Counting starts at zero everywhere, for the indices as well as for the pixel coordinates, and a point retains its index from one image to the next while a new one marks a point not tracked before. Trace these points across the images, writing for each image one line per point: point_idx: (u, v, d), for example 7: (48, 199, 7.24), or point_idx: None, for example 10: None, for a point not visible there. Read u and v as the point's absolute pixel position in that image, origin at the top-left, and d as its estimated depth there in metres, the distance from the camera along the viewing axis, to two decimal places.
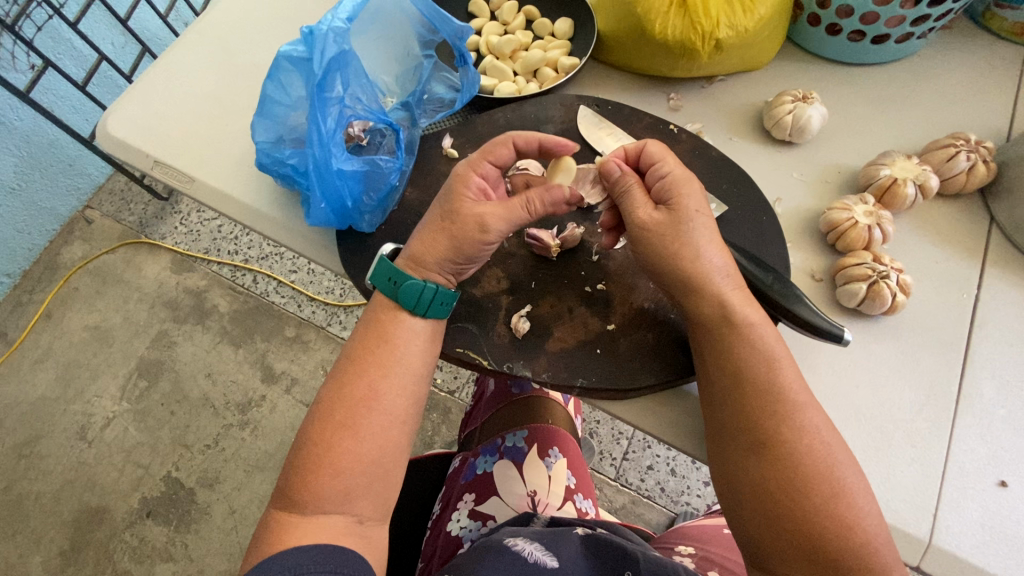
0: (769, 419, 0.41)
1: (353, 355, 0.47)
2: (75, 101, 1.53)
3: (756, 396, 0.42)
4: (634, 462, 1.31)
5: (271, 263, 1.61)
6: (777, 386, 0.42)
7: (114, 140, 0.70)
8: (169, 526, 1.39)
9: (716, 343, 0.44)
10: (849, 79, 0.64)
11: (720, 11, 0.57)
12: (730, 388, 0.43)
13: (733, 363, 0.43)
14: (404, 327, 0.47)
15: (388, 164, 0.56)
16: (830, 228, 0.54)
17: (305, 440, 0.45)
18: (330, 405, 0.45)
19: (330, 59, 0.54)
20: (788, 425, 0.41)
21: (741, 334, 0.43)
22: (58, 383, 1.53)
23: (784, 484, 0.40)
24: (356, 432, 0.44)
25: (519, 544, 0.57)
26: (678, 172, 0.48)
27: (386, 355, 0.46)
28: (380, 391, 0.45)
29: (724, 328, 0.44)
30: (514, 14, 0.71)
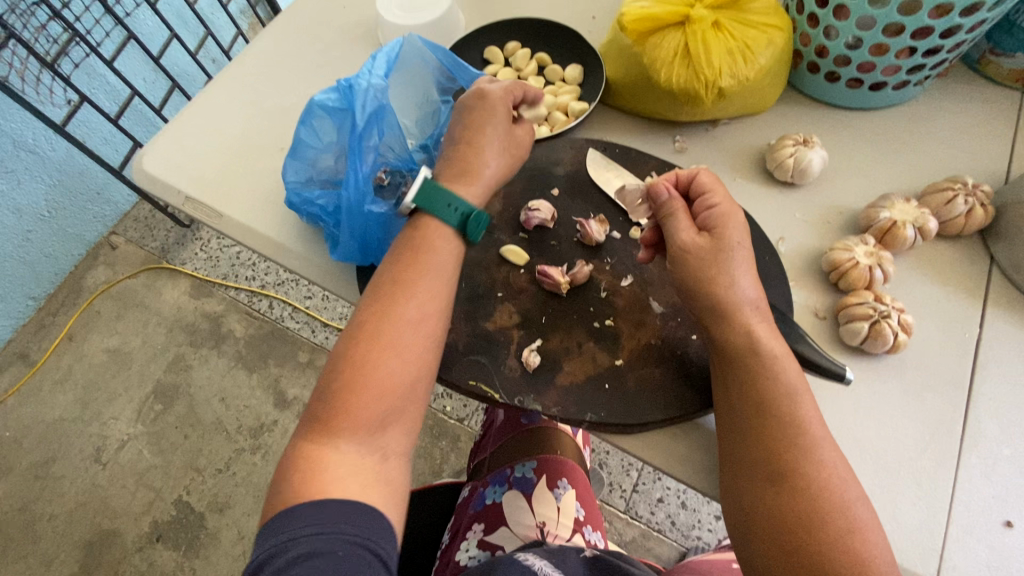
0: (788, 451, 0.43)
1: (392, 279, 0.50)
2: (107, 133, 1.60)
3: (776, 428, 0.43)
4: (644, 495, 1.30)
5: (287, 289, 1.65)
6: (797, 421, 0.43)
7: (148, 177, 0.74)
8: (178, 551, 1.39)
9: (739, 375, 0.46)
10: (849, 124, 0.67)
11: (722, 62, 0.60)
12: (750, 420, 0.44)
13: (754, 396, 0.45)
14: (436, 253, 0.51)
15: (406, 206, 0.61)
16: (832, 267, 0.56)
17: (343, 366, 0.47)
18: (369, 327, 0.47)
19: (369, 113, 0.60)
20: (806, 458, 0.42)
21: (764, 369, 0.45)
22: (76, 405, 1.56)
23: (800, 516, 0.41)
24: (393, 351, 0.47)
25: (530, 559, 0.61)
26: (726, 203, 0.50)
27: (421, 281, 0.49)
28: (417, 316, 0.48)
29: (747, 362, 0.46)
30: (526, 61, 0.75)
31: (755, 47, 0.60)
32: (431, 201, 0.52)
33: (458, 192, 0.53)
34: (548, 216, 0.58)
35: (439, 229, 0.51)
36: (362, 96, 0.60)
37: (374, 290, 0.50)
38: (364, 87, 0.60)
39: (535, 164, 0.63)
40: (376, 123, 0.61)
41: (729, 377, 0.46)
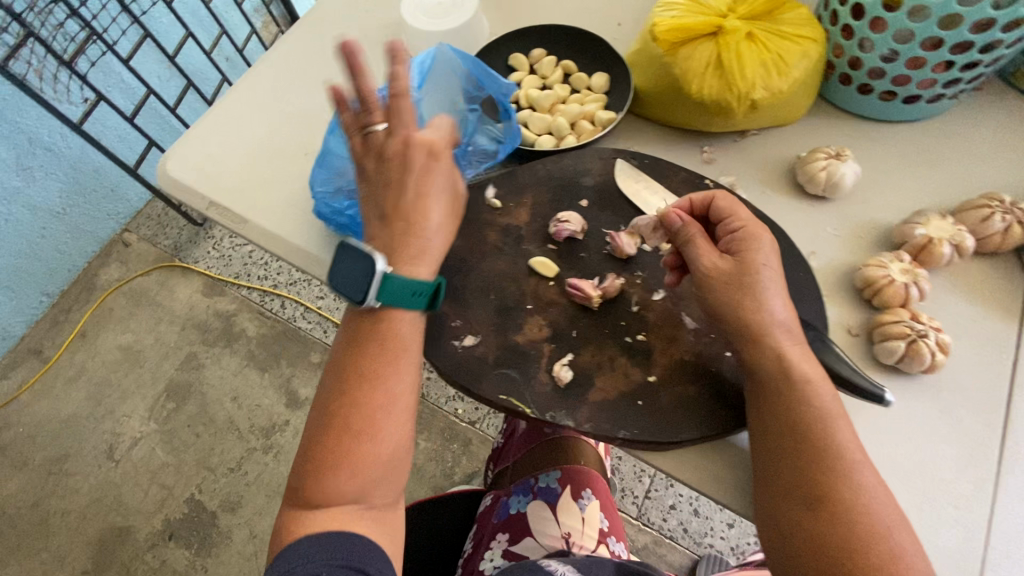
0: (828, 477, 0.42)
1: (362, 367, 0.48)
2: (121, 131, 1.60)
3: (816, 453, 0.43)
4: (656, 501, 1.30)
5: (299, 289, 1.65)
6: (835, 444, 0.43)
7: (172, 181, 0.74)
8: (191, 549, 1.40)
9: (776, 400, 0.45)
10: (881, 136, 0.66)
11: (755, 74, 0.59)
12: (787, 445, 0.44)
13: (790, 421, 0.44)
14: (407, 329, 0.50)
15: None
16: (866, 284, 0.55)
17: (323, 446, 0.47)
18: (346, 412, 0.47)
19: None
20: (846, 483, 0.42)
21: (801, 393, 0.44)
22: (89, 402, 1.57)
23: (841, 543, 0.40)
24: (375, 435, 0.47)
25: (554, 565, 0.63)
26: (750, 224, 0.50)
27: (402, 362, 0.49)
28: (395, 396, 0.48)
29: (784, 386, 0.45)
30: (552, 68, 0.74)
31: (790, 58, 0.59)
32: (402, 297, 0.49)
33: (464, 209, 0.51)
34: (578, 228, 0.58)
35: (405, 317, 0.50)
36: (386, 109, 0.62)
37: (347, 367, 0.49)
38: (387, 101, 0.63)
39: (562, 174, 0.63)
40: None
41: (766, 401, 0.45)
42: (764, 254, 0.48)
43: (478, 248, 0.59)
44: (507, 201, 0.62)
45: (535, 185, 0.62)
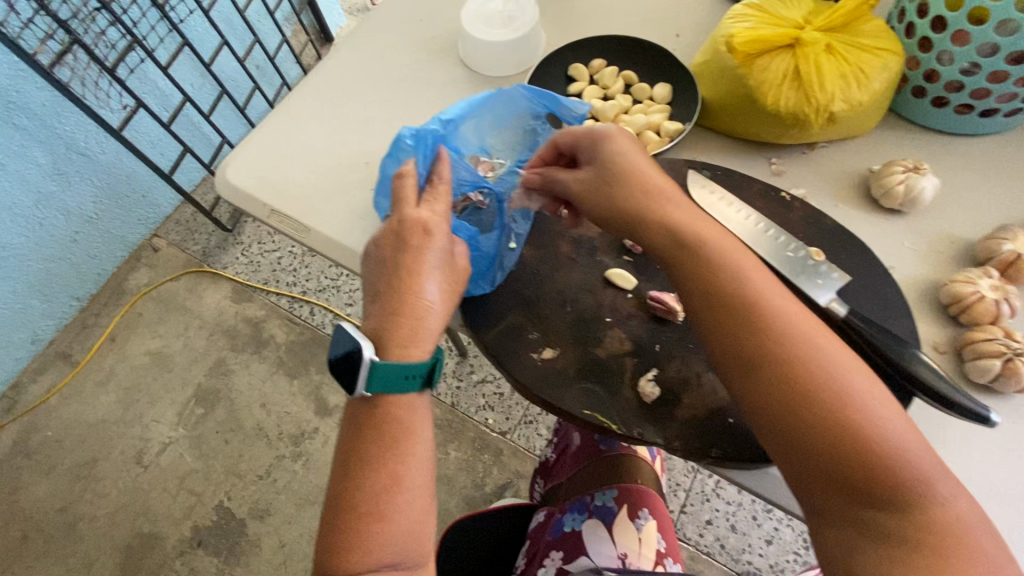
0: (837, 426, 0.39)
1: (366, 452, 0.48)
2: (154, 137, 1.61)
3: (808, 406, 0.39)
4: (692, 516, 1.27)
5: (328, 296, 1.64)
6: (830, 387, 0.40)
7: (233, 188, 0.74)
8: (219, 557, 1.39)
9: (754, 358, 0.42)
10: (955, 150, 0.65)
11: (835, 86, 0.58)
12: (780, 404, 0.40)
13: (780, 376, 0.41)
14: (416, 413, 0.51)
15: (490, 243, 0.59)
16: (953, 300, 0.54)
17: (335, 531, 0.47)
18: (352, 497, 0.47)
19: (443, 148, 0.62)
20: (856, 426, 0.38)
21: (774, 340, 0.41)
22: (118, 406, 1.57)
23: (879, 491, 0.37)
24: (384, 520, 0.47)
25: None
26: (634, 154, 0.51)
27: (410, 448, 0.49)
28: (402, 478, 0.48)
29: (759, 338, 0.42)
30: (613, 79, 0.74)
31: (869, 70, 0.59)
32: (392, 379, 0.49)
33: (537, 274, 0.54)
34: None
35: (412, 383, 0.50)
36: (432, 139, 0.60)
37: (350, 451, 0.49)
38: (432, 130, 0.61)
39: None
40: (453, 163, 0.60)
41: (747, 365, 0.42)
42: (632, 154, 0.52)
43: (552, 258, 0.59)
44: None
45: None
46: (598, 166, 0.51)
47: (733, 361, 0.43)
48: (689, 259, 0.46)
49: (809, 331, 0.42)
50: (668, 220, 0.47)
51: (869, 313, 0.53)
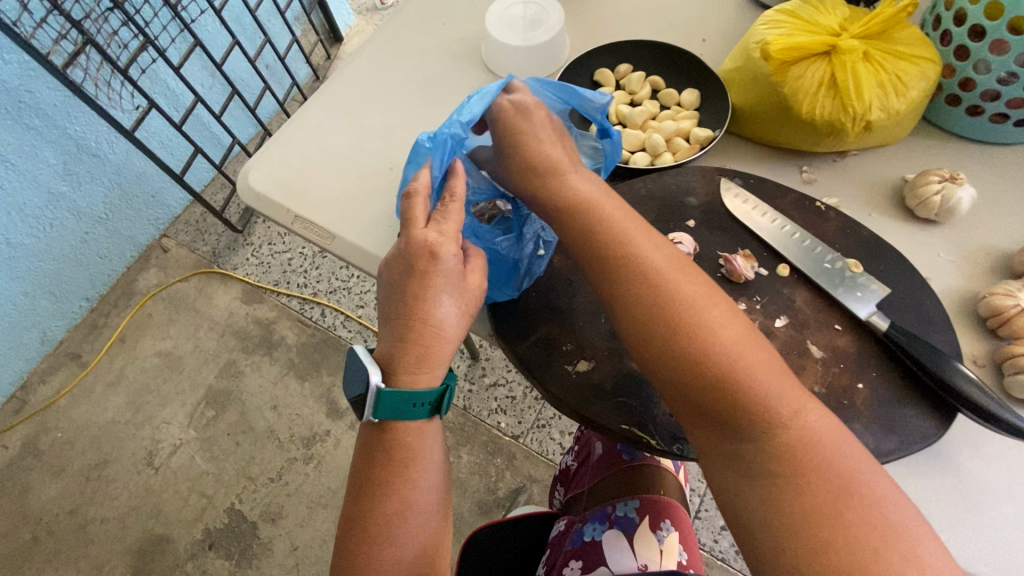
0: (715, 377, 0.42)
1: (374, 477, 0.52)
2: (165, 137, 1.60)
3: (692, 363, 0.42)
4: (707, 522, 1.26)
5: (338, 297, 1.64)
6: (709, 342, 0.42)
7: (256, 194, 0.73)
8: (231, 560, 1.39)
9: (642, 321, 0.45)
10: (990, 159, 0.64)
11: (872, 95, 0.58)
12: (674, 365, 0.43)
13: (666, 338, 0.44)
14: (421, 439, 0.53)
15: (510, 248, 0.57)
16: (992, 313, 0.53)
17: (349, 549, 0.52)
18: (363, 518, 0.52)
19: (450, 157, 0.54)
20: (732, 375, 0.41)
21: (661, 305, 0.44)
22: (128, 408, 1.57)
23: (752, 433, 0.41)
24: (392, 539, 0.51)
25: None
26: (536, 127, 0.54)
27: (418, 474, 0.53)
28: (410, 501, 0.52)
29: (648, 302, 0.45)
30: (641, 84, 0.73)
31: (907, 79, 0.58)
32: (400, 406, 0.52)
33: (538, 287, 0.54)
34: (690, 249, 0.58)
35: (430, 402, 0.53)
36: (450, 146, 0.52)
37: (361, 475, 0.53)
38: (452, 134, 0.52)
39: (665, 194, 0.62)
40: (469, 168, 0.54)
41: (640, 331, 0.45)
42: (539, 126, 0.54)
43: (584, 267, 0.58)
44: None
45: (637, 205, 0.62)
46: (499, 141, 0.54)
47: (629, 327, 0.46)
48: (589, 230, 0.49)
49: (689, 288, 0.45)
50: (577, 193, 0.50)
51: (908, 326, 0.53)
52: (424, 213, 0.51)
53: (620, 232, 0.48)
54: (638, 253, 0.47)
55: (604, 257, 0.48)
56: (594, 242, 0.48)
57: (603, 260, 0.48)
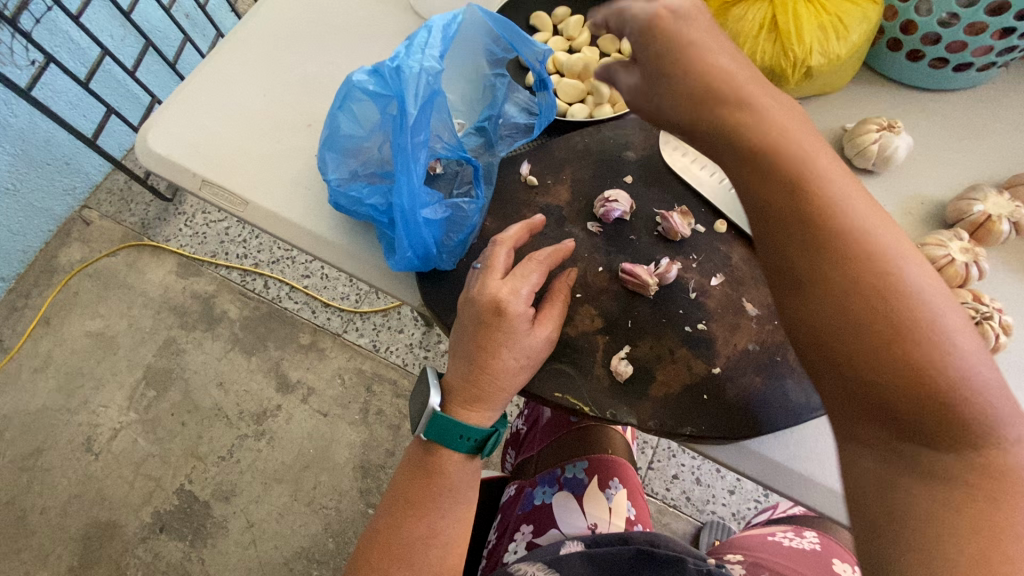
0: (924, 374, 0.33)
1: (409, 496, 0.48)
2: (72, 96, 1.43)
3: (894, 351, 0.33)
4: (659, 471, 1.30)
5: (282, 267, 1.55)
6: (926, 333, 0.33)
7: (156, 156, 0.65)
8: (184, 541, 1.34)
9: (838, 291, 0.35)
10: (928, 107, 0.63)
11: (813, 37, 0.54)
12: (845, 327, 0.35)
13: (851, 297, 0.35)
14: (463, 471, 0.49)
15: (470, 206, 0.53)
16: (924, 264, 0.53)
17: (365, 563, 0.48)
18: (387, 536, 0.48)
19: (422, 100, 0.49)
20: (935, 375, 0.33)
21: (870, 272, 0.34)
22: (60, 393, 1.47)
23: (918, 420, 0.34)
24: (411, 565, 0.47)
25: (523, 569, 0.58)
26: (705, 32, 0.36)
27: (450, 504, 0.48)
28: (438, 529, 0.48)
29: (853, 270, 0.35)
30: (579, 29, 0.68)
31: (847, 20, 0.55)
32: (447, 434, 0.47)
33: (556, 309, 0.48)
34: (626, 208, 0.54)
35: (473, 419, 0.47)
36: (411, 80, 0.49)
37: (398, 492, 0.49)
38: (416, 69, 0.49)
39: (602, 148, 0.58)
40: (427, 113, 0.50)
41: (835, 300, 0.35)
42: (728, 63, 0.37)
43: None
44: (543, 177, 0.57)
45: (573, 160, 0.58)
46: (645, 53, 0.37)
47: (817, 293, 0.36)
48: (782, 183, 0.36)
49: (911, 267, 0.35)
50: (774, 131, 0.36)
51: None
52: (504, 263, 0.48)
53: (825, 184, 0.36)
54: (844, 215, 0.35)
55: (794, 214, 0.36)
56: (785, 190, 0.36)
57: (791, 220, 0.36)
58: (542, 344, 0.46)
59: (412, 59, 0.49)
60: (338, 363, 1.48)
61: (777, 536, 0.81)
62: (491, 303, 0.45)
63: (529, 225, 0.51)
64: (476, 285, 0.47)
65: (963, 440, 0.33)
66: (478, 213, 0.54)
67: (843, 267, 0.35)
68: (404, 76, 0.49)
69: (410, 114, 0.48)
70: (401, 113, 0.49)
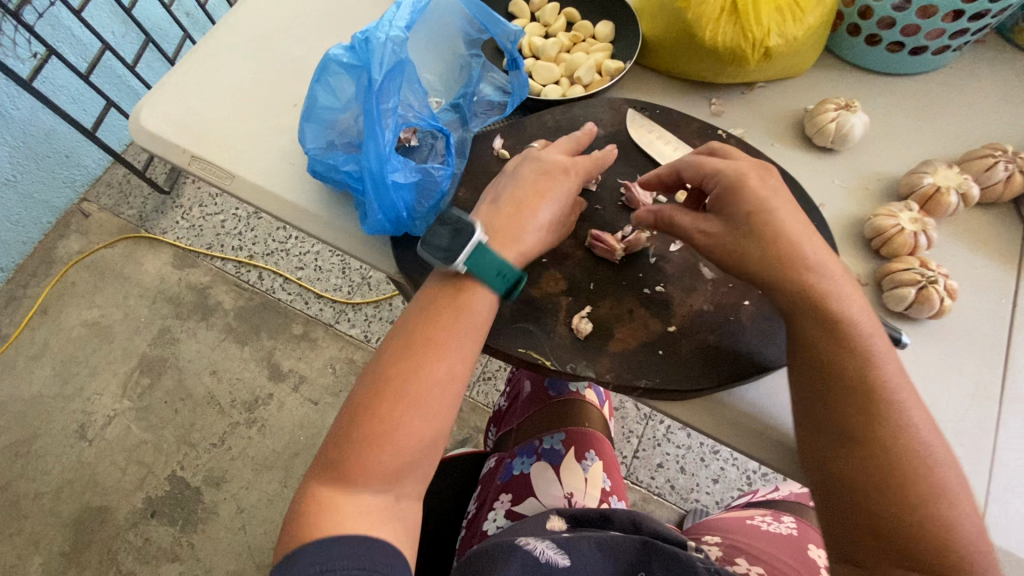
0: (895, 480, 0.41)
1: (405, 346, 0.46)
2: (73, 90, 1.45)
3: (890, 488, 0.41)
4: (645, 460, 1.32)
5: (276, 259, 1.58)
6: (924, 478, 0.41)
7: (147, 133, 0.68)
8: (175, 526, 1.36)
9: (858, 431, 0.42)
10: (887, 89, 0.66)
11: (771, 20, 0.58)
12: (829, 421, 0.43)
13: (837, 402, 0.43)
14: (470, 311, 0.47)
15: (440, 173, 0.56)
16: (876, 234, 0.56)
17: (359, 414, 0.45)
18: (387, 379, 0.46)
19: (388, 69, 0.52)
20: (896, 466, 0.41)
21: (886, 419, 0.42)
22: (55, 381, 1.49)
23: (881, 500, 0.41)
24: (410, 413, 0.45)
25: (531, 543, 0.59)
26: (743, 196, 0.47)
27: (443, 358, 0.46)
28: (439, 376, 0.46)
29: (869, 414, 0.42)
30: (555, 16, 0.71)
31: (804, 4, 0.58)
32: (484, 272, 0.48)
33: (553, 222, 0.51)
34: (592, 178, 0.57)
35: (452, 319, 0.47)
36: (379, 49, 0.52)
37: (394, 345, 0.47)
38: (381, 39, 0.52)
39: (572, 126, 0.61)
40: (394, 80, 0.53)
41: (851, 437, 0.42)
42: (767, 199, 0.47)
43: None
44: (515, 151, 0.60)
45: (544, 137, 0.61)
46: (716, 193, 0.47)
47: (834, 428, 0.43)
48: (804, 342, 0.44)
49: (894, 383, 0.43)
50: (808, 303, 0.44)
51: None
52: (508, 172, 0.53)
53: (857, 347, 0.43)
54: (877, 374, 0.42)
55: (819, 363, 0.44)
56: (803, 345, 0.45)
57: (813, 368, 0.44)
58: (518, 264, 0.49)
59: (379, 31, 0.53)
60: (330, 353, 1.49)
61: (756, 519, 0.81)
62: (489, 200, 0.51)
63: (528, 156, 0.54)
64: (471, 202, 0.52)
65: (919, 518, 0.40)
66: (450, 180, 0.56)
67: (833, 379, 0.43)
68: (372, 45, 0.52)
69: (375, 80, 0.51)
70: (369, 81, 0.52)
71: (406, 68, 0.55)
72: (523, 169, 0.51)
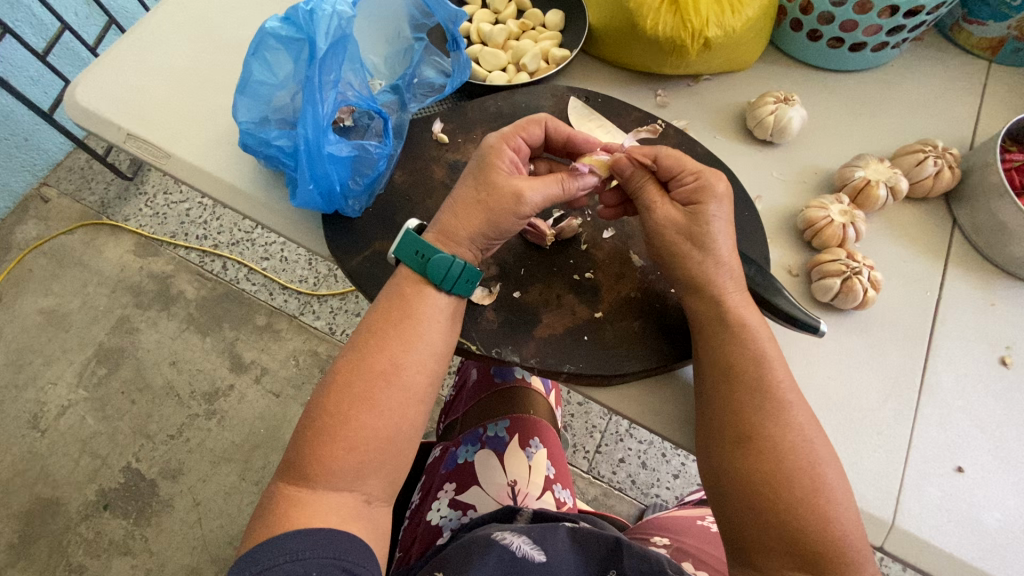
0: (782, 476, 0.42)
1: (376, 330, 0.46)
2: (32, 72, 1.31)
3: (773, 485, 0.42)
4: (606, 455, 1.24)
5: (242, 249, 1.41)
6: (805, 477, 0.42)
7: (82, 109, 0.64)
8: (127, 520, 1.19)
9: (748, 429, 0.43)
10: (826, 85, 0.66)
11: (709, 10, 0.59)
12: (723, 421, 0.45)
13: (734, 402, 0.44)
14: (429, 302, 0.47)
15: (377, 151, 0.55)
16: (807, 225, 0.56)
17: (323, 408, 0.45)
18: (351, 374, 0.45)
19: (330, 43, 0.52)
20: (785, 465, 0.42)
21: (774, 418, 0.43)
22: (7, 370, 1.28)
23: (769, 501, 0.42)
24: (375, 405, 0.45)
25: (508, 538, 0.57)
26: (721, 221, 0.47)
27: (408, 345, 0.46)
28: (402, 366, 0.46)
29: (758, 412, 0.44)
30: (505, 3, 0.69)
31: None
32: (406, 254, 0.48)
33: (491, 187, 0.48)
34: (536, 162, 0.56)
35: (415, 316, 0.47)
36: (323, 21, 0.52)
37: (361, 335, 0.47)
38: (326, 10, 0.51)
39: (514, 112, 0.61)
40: (338, 54, 0.53)
41: (742, 435, 0.44)
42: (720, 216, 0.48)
43: (424, 184, 0.57)
44: (454, 136, 0.60)
45: (484, 123, 0.60)
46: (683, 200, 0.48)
47: (727, 425, 0.44)
48: (712, 344, 0.46)
49: (786, 384, 0.45)
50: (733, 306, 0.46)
51: None
52: (478, 159, 0.50)
53: (759, 350, 0.45)
54: (769, 377, 0.44)
55: (719, 366, 0.46)
56: (709, 344, 0.46)
57: (714, 369, 0.46)
58: (475, 239, 0.48)
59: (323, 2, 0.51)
60: (293, 345, 1.34)
61: (708, 520, 0.74)
62: (461, 189, 0.50)
63: (492, 138, 0.50)
64: (447, 208, 0.49)
65: (803, 519, 0.41)
66: (386, 161, 0.56)
67: (730, 379, 0.45)
68: (316, 16, 0.51)
69: (318, 50, 0.51)
70: (310, 51, 0.51)
71: (351, 44, 0.54)
72: (485, 154, 0.50)
